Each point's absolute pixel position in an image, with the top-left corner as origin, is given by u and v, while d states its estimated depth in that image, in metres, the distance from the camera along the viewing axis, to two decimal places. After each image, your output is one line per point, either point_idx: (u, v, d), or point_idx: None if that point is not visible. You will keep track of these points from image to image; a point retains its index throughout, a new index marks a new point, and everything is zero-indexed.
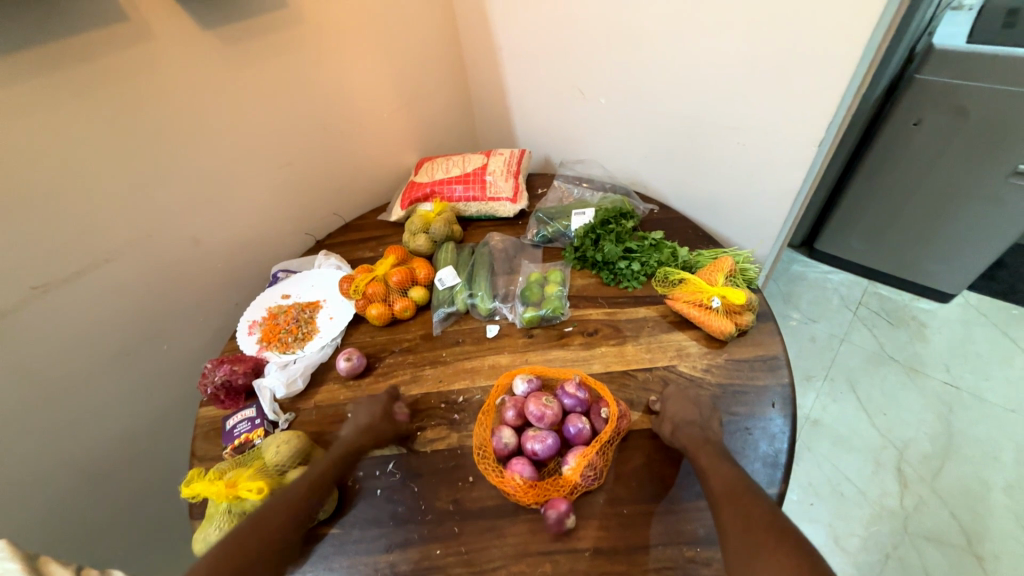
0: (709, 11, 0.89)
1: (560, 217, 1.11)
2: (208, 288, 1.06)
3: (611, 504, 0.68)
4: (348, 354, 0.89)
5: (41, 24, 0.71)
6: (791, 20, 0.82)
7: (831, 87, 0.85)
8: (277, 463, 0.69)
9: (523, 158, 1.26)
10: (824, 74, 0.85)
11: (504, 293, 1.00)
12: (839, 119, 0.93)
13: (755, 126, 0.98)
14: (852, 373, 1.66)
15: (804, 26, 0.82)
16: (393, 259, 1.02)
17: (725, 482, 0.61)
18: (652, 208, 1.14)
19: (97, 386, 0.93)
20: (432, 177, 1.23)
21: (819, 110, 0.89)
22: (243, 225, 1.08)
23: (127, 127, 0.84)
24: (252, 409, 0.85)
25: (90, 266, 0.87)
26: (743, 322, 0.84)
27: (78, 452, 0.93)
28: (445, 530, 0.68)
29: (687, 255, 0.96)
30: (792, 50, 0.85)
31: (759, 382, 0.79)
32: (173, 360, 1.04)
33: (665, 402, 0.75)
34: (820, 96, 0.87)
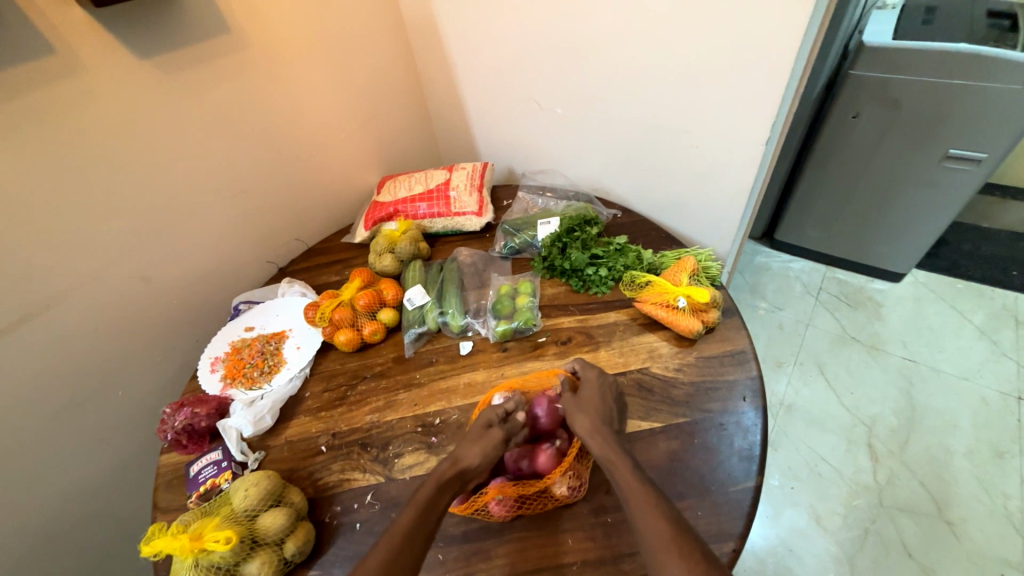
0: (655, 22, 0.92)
1: (526, 228, 1.11)
2: (165, 327, 1.01)
3: (595, 513, 0.67)
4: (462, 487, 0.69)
5: None
6: (728, 30, 0.86)
7: (771, 86, 0.89)
8: (246, 508, 0.65)
9: (486, 171, 1.26)
10: (765, 77, 0.89)
11: (476, 308, 0.99)
12: (783, 117, 0.97)
13: (707, 127, 1.01)
14: (819, 356, 1.73)
15: (743, 31, 0.85)
16: (359, 282, 1.00)
17: (660, 532, 0.55)
18: (615, 213, 1.16)
19: (45, 443, 0.86)
20: (394, 196, 1.22)
21: (763, 108, 0.93)
22: (197, 258, 1.03)
23: (64, 164, 0.80)
24: (218, 451, 0.81)
25: (30, 314, 0.81)
26: (709, 320, 0.86)
27: (25, 515, 0.85)
28: (428, 560, 0.66)
29: (652, 257, 0.98)
30: (733, 53, 0.89)
31: (729, 377, 0.81)
32: (129, 406, 0.98)
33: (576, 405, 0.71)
34: (764, 98, 0.91)
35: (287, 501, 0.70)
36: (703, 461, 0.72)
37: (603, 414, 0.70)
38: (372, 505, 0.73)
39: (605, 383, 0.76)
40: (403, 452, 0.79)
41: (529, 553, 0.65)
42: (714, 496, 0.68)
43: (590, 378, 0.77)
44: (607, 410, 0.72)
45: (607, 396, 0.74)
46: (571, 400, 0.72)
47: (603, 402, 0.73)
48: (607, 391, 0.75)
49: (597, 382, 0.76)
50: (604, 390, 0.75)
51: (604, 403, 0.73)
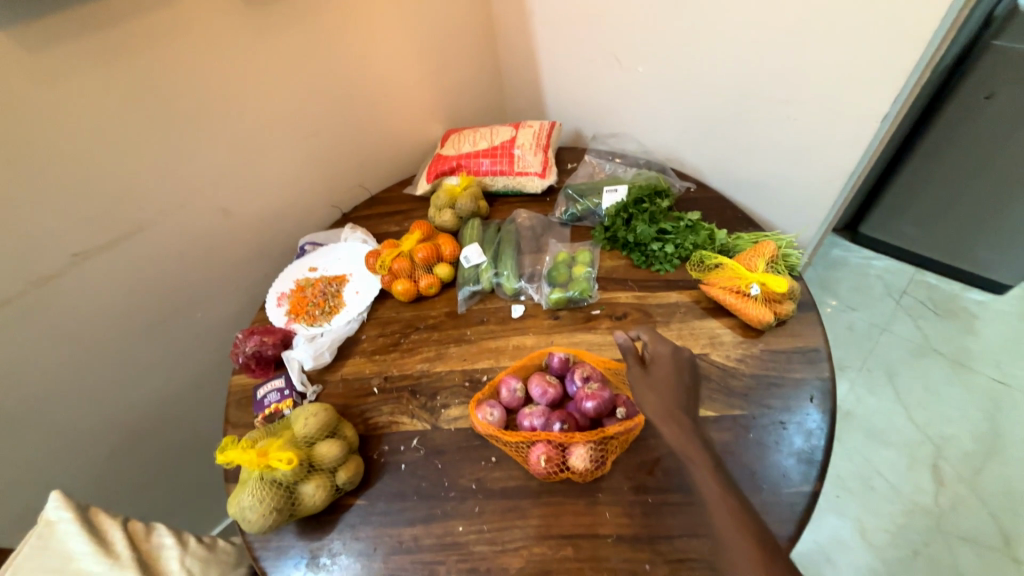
0: None
1: (590, 195, 1.06)
2: (238, 259, 1.09)
3: (636, 492, 0.66)
4: (485, 410, 0.73)
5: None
6: None
7: (902, 53, 0.79)
8: (306, 435, 0.70)
9: (553, 131, 1.21)
10: (893, 44, 0.79)
11: (531, 273, 0.97)
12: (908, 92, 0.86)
13: (810, 97, 0.91)
14: (891, 364, 1.59)
15: None
16: (419, 235, 1.01)
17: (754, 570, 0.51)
18: (689, 186, 1.08)
19: (136, 348, 1.00)
20: (458, 150, 1.20)
21: (887, 78, 0.83)
22: (269, 196, 1.09)
23: (155, 97, 0.85)
24: (282, 379, 0.87)
25: (126, 234, 0.92)
26: (783, 312, 0.79)
27: (117, 405, 1.02)
28: (466, 508, 0.69)
29: (726, 238, 0.91)
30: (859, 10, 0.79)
31: (797, 374, 0.75)
32: (205, 327, 1.10)
33: (647, 385, 0.65)
34: (889, 66, 0.81)
35: (340, 435, 0.73)
36: (755, 457, 0.68)
37: (677, 397, 0.65)
38: (416, 449, 0.76)
39: (678, 358, 0.69)
40: (450, 404, 0.81)
41: (564, 518, 0.66)
42: (763, 494, 0.65)
43: (660, 355, 0.68)
44: (681, 392, 0.65)
45: (679, 375, 0.67)
46: (641, 376, 0.66)
47: (675, 383, 0.66)
48: (680, 368, 0.68)
49: (671, 360, 0.68)
50: (674, 368, 0.67)
51: (678, 378, 0.67)
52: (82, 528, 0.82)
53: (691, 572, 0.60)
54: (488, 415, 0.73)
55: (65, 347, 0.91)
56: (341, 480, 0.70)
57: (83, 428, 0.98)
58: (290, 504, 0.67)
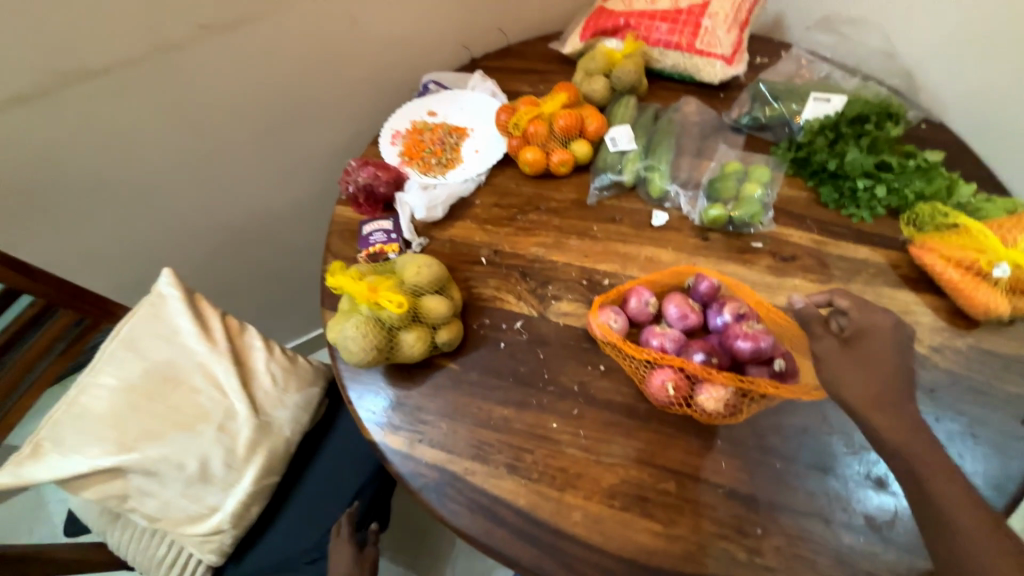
0: None
1: (787, 99, 0.83)
2: (359, 82, 1.00)
3: (763, 452, 0.57)
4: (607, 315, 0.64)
5: None
6: None
7: None
8: (415, 284, 0.64)
9: (757, 5, 0.93)
10: None
11: (686, 180, 0.80)
12: None
13: None
14: None
15: None
16: (564, 100, 0.85)
17: None
18: (926, 118, 0.81)
19: (249, 150, 0.98)
20: (629, 6, 0.96)
21: None
22: (402, 12, 0.95)
23: None
24: (389, 222, 0.80)
25: (256, 16, 0.85)
26: (1022, 307, 0.60)
27: (227, 205, 1.03)
28: (563, 408, 0.63)
29: (970, 196, 0.68)
30: None
31: (1010, 388, 0.59)
32: (315, 151, 1.05)
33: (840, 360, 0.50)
34: None
35: (447, 295, 0.67)
36: None
37: (893, 384, 0.49)
38: (519, 332, 0.70)
39: (898, 336, 0.52)
40: (562, 297, 0.72)
41: (673, 452, 0.58)
42: None
43: (875, 329, 0.52)
44: (899, 379, 0.49)
45: (897, 358, 0.51)
46: (841, 351, 0.51)
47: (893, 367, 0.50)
48: (900, 348, 0.51)
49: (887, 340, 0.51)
50: (889, 353, 0.51)
51: (898, 359, 0.50)
52: (188, 309, 0.86)
53: (809, 553, 0.52)
54: (610, 322, 0.64)
55: (192, 127, 0.91)
56: (439, 342, 0.65)
57: (195, 216, 1.02)
58: (387, 348, 0.63)
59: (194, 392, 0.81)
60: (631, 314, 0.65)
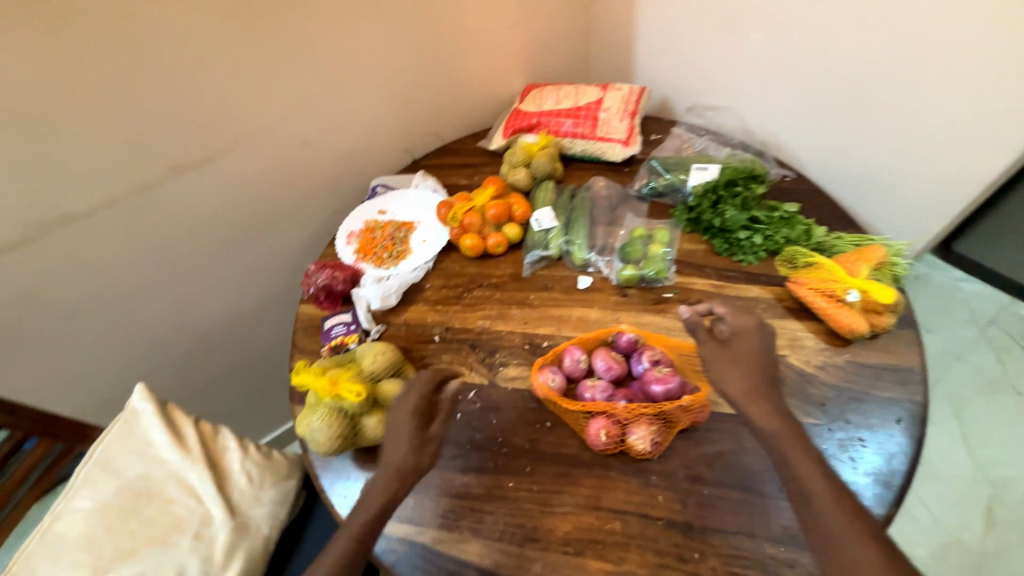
0: None
1: (676, 170, 0.99)
2: (315, 191, 1.12)
3: (692, 481, 0.65)
4: (545, 375, 0.73)
5: None
6: None
7: None
8: (372, 371, 0.72)
9: (643, 96, 1.13)
10: None
11: (602, 246, 0.94)
12: None
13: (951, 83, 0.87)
14: (959, 398, 1.53)
15: None
16: (492, 192, 1.00)
17: None
18: (787, 174, 0.99)
19: (217, 263, 1.07)
20: (539, 107, 1.15)
21: None
22: (349, 131, 1.10)
23: (250, 18, 0.87)
24: (348, 314, 0.89)
25: (219, 152, 0.96)
26: (880, 323, 0.73)
27: (198, 314, 1.10)
28: (517, 467, 0.70)
29: (824, 236, 0.83)
30: None
31: (883, 394, 0.70)
32: (278, 254, 1.15)
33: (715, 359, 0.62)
34: None
35: (404, 376, 0.75)
36: None
37: (761, 372, 0.61)
38: (472, 401, 0.77)
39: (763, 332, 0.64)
40: (508, 363, 0.81)
41: (616, 493, 0.65)
42: None
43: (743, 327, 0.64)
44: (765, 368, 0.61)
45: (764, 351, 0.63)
46: (715, 351, 0.63)
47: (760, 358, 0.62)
48: (765, 341, 0.63)
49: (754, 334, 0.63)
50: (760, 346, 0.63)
51: (762, 353, 0.62)
52: (161, 421, 0.90)
53: (742, 569, 0.59)
54: (549, 380, 0.73)
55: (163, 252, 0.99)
56: (399, 421, 0.72)
57: (168, 329, 1.08)
58: (352, 433, 0.70)
59: (168, 503, 0.84)
60: (567, 371, 0.74)
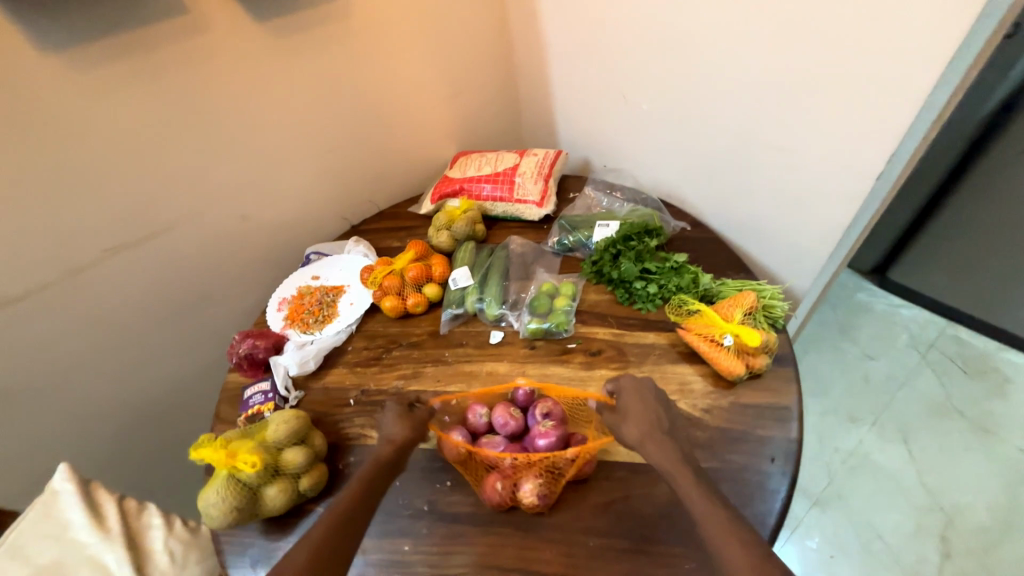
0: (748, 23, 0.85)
1: (582, 227, 1.08)
2: (252, 263, 1.18)
3: (580, 534, 0.67)
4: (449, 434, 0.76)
5: (116, 22, 0.82)
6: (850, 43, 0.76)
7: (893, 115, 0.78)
8: (275, 441, 0.74)
9: (557, 160, 1.23)
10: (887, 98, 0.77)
11: (514, 301, 0.99)
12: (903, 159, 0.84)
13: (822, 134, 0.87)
14: (906, 423, 1.54)
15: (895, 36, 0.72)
16: (412, 254, 1.06)
17: None
18: (684, 225, 1.08)
19: (154, 338, 1.09)
20: (463, 174, 1.24)
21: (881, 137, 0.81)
22: (284, 205, 1.17)
23: (178, 113, 0.94)
24: (268, 382, 0.92)
25: (153, 234, 1.01)
26: (756, 364, 0.78)
27: (133, 390, 1.10)
28: (415, 529, 0.71)
29: (710, 282, 0.90)
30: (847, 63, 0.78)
31: (762, 433, 0.73)
32: (216, 323, 1.18)
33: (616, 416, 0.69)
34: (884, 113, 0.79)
35: (311, 441, 0.78)
36: None
37: (651, 418, 0.68)
38: None
39: (643, 386, 0.73)
40: None
41: (507, 551, 0.67)
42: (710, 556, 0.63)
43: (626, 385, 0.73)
44: (654, 414, 0.69)
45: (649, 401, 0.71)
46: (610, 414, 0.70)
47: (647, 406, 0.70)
48: (647, 391, 0.72)
49: (637, 387, 0.72)
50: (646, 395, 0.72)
51: (647, 404, 0.70)
52: (81, 499, 0.90)
53: None
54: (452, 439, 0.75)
55: (96, 331, 1.00)
56: (303, 488, 0.74)
57: (100, 408, 1.06)
58: (252, 504, 0.71)
59: None
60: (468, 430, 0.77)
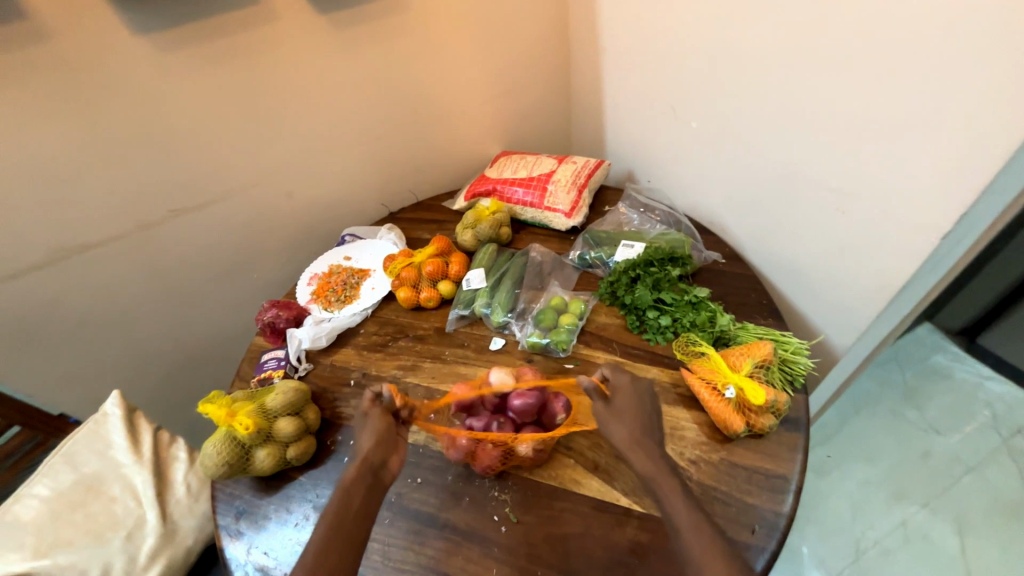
0: (819, 46, 0.76)
1: (606, 245, 1.04)
2: (294, 236, 1.27)
3: (529, 561, 0.66)
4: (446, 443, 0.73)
5: (197, 8, 0.91)
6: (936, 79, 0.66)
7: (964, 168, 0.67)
8: (271, 408, 0.80)
9: (597, 170, 1.20)
10: (963, 148, 0.66)
11: (521, 310, 0.98)
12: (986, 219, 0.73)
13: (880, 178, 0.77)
14: (965, 514, 1.33)
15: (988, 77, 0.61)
16: (433, 249, 1.08)
17: None
18: (717, 257, 1.00)
19: (203, 293, 1.21)
20: (499, 174, 1.24)
21: (950, 191, 0.70)
22: (329, 187, 1.25)
23: (244, 94, 1.03)
24: (283, 350, 0.99)
25: (210, 201, 1.11)
26: (758, 424, 0.71)
27: (182, 335, 1.24)
28: (378, 518, 0.73)
29: (728, 324, 0.83)
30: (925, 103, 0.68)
31: (749, 499, 0.67)
32: (257, 287, 1.29)
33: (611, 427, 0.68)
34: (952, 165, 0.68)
35: (304, 415, 0.83)
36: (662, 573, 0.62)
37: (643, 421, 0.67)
38: None
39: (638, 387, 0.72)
40: None
41: (455, 559, 0.67)
42: None
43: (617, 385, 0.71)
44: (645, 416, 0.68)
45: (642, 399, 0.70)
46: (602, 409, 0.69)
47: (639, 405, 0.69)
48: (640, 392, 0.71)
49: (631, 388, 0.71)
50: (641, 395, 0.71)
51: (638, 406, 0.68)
52: (124, 425, 1.03)
53: None
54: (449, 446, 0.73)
55: (155, 280, 1.13)
56: (289, 457, 0.79)
57: (157, 347, 1.21)
58: (243, 462, 0.78)
59: (111, 500, 0.94)
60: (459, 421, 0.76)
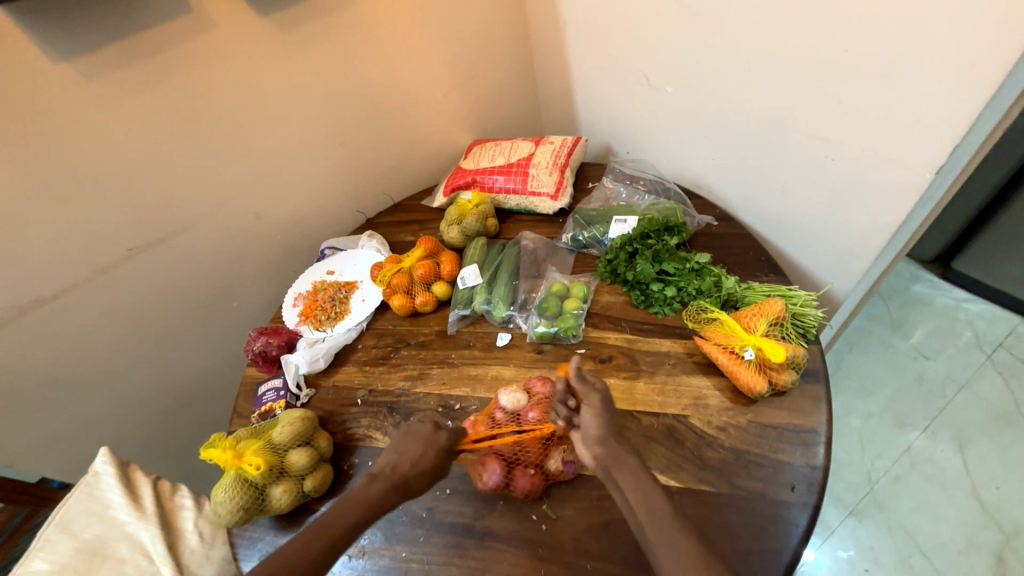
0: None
1: (597, 223, 1.02)
2: (270, 258, 1.20)
3: (577, 555, 0.65)
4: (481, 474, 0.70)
5: (122, 23, 0.82)
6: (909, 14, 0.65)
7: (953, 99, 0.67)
8: (280, 442, 0.76)
9: (575, 148, 1.17)
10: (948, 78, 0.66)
11: (523, 302, 0.96)
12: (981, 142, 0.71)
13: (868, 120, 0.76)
14: (963, 430, 1.39)
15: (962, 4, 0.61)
16: (421, 251, 1.04)
17: None
18: (710, 220, 0.99)
19: (180, 331, 1.14)
20: (476, 164, 1.19)
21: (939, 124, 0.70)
22: (298, 201, 1.18)
23: (191, 113, 0.95)
24: (280, 379, 0.93)
25: (172, 233, 1.03)
26: (779, 381, 0.71)
27: (165, 379, 1.17)
28: (413, 537, 0.71)
29: (734, 287, 0.83)
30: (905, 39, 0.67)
31: (782, 458, 0.67)
32: (239, 316, 1.22)
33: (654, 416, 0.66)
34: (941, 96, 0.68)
35: (315, 442, 0.79)
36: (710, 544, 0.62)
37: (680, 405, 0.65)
38: None
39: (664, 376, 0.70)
40: None
41: (500, 566, 0.66)
42: None
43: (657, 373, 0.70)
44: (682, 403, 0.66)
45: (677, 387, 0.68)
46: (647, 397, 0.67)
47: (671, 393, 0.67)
48: None
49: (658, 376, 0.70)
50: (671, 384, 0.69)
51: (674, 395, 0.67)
52: (119, 481, 0.96)
53: None
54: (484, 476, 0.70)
55: (126, 326, 1.05)
56: (307, 488, 0.75)
57: (141, 396, 1.14)
58: (259, 502, 0.74)
59: (121, 562, 0.87)
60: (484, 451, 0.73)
